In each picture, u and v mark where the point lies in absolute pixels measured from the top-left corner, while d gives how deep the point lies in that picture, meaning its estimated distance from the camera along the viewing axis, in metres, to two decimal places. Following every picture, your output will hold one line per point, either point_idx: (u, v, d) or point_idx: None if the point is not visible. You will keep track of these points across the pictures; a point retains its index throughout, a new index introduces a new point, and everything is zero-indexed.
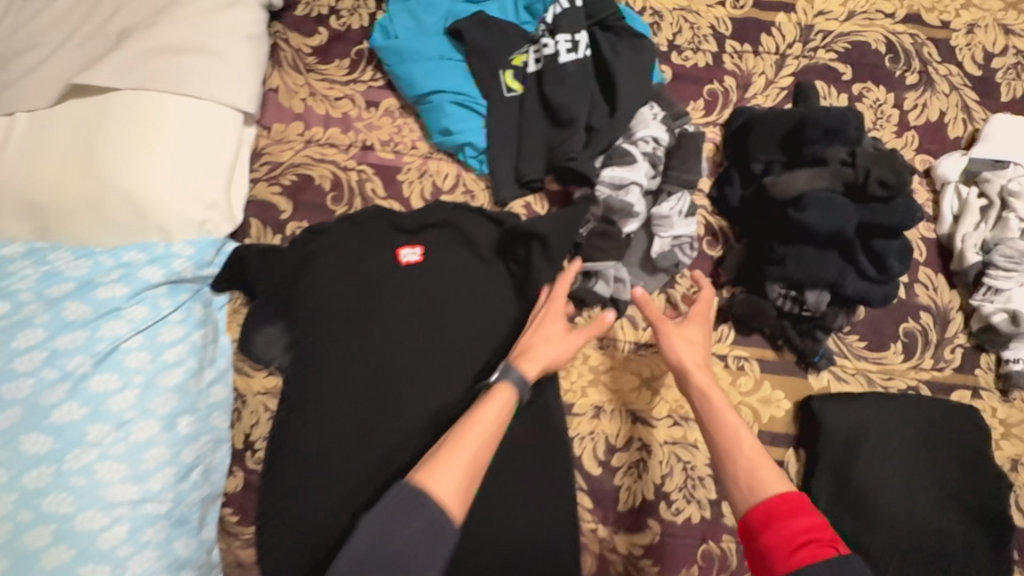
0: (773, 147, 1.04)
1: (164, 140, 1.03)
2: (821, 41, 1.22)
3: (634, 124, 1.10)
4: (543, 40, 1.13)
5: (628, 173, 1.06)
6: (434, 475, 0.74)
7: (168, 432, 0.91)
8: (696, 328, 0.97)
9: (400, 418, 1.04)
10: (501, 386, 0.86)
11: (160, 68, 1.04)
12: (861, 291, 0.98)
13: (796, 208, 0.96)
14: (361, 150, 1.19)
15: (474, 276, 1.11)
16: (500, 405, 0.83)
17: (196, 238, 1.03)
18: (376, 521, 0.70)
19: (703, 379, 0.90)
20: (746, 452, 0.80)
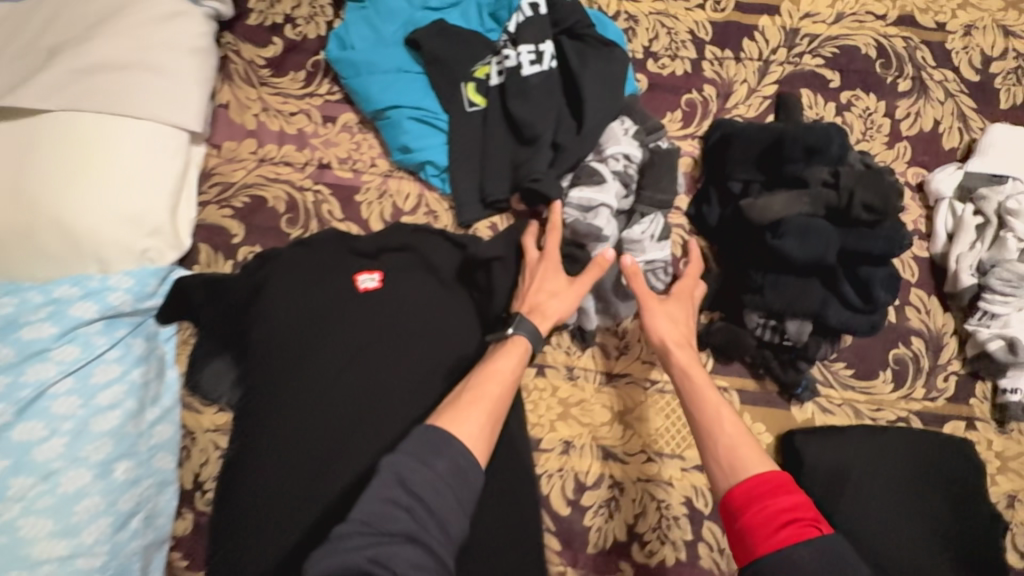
0: (751, 165, 0.96)
1: (99, 164, 0.96)
2: (807, 45, 1.15)
3: (604, 141, 1.03)
4: (504, 51, 1.06)
5: (596, 194, 0.99)
6: (459, 422, 0.76)
7: (102, 480, 0.87)
8: (680, 304, 0.93)
9: (345, 463, 0.90)
10: (514, 338, 0.89)
11: (94, 86, 0.97)
12: (845, 321, 0.91)
13: (774, 234, 0.90)
14: (317, 169, 1.12)
15: (436, 301, 1.02)
16: (516, 359, 0.87)
17: (136, 268, 0.97)
18: (402, 458, 0.70)
19: (685, 357, 0.87)
20: (728, 432, 0.77)
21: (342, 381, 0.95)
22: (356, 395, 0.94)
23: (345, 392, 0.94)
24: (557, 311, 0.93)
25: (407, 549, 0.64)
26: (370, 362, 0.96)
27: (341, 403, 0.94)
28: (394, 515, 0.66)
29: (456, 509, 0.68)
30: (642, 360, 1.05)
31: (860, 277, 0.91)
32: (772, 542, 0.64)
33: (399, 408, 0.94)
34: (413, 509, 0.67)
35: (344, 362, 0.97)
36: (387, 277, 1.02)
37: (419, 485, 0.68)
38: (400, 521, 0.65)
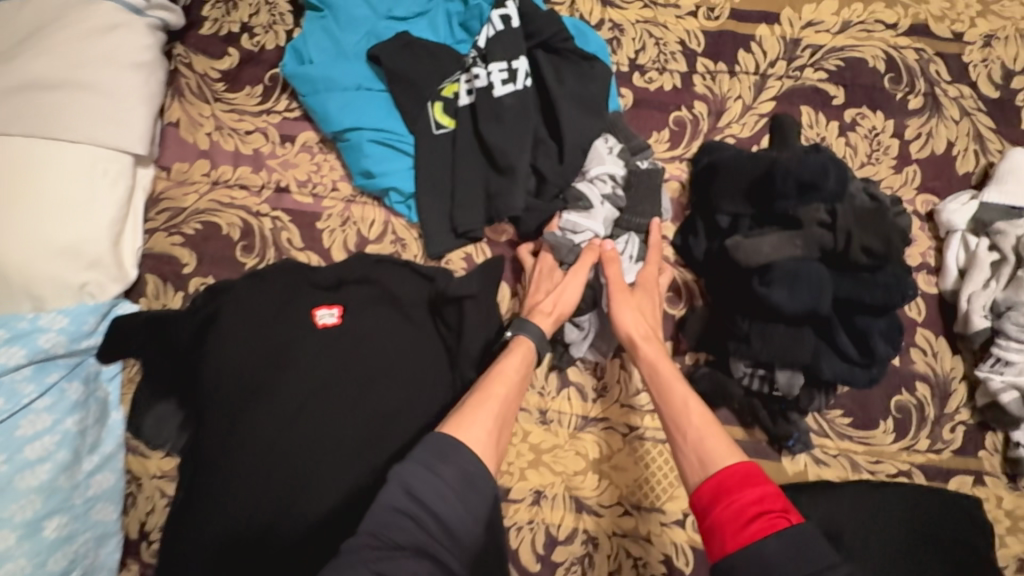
0: (740, 200, 0.87)
1: (29, 193, 0.89)
2: (809, 58, 1.05)
3: (586, 161, 0.96)
4: (475, 69, 0.97)
5: (583, 219, 0.92)
6: (465, 425, 0.69)
7: (29, 541, 0.80)
8: (647, 296, 0.87)
9: (299, 513, 0.85)
10: (519, 339, 0.83)
11: (24, 107, 0.90)
12: (841, 374, 0.84)
13: (762, 279, 0.82)
14: (275, 193, 1.04)
15: (399, 338, 0.94)
16: (521, 357, 0.80)
17: (73, 306, 0.91)
18: (411, 465, 0.63)
19: (651, 350, 0.80)
20: (697, 425, 0.69)
21: (295, 428, 0.88)
22: (311, 440, 0.88)
23: (298, 439, 0.88)
24: (562, 304, 0.87)
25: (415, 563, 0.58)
26: (326, 404, 0.89)
27: (296, 450, 0.87)
28: (402, 526, 0.59)
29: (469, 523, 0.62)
30: (621, 404, 0.96)
31: (860, 328, 0.84)
32: (740, 538, 0.59)
33: (356, 456, 0.88)
34: (421, 520, 0.60)
35: (296, 408, 0.89)
36: (347, 311, 0.95)
37: (428, 492, 0.61)
38: (410, 532, 0.59)
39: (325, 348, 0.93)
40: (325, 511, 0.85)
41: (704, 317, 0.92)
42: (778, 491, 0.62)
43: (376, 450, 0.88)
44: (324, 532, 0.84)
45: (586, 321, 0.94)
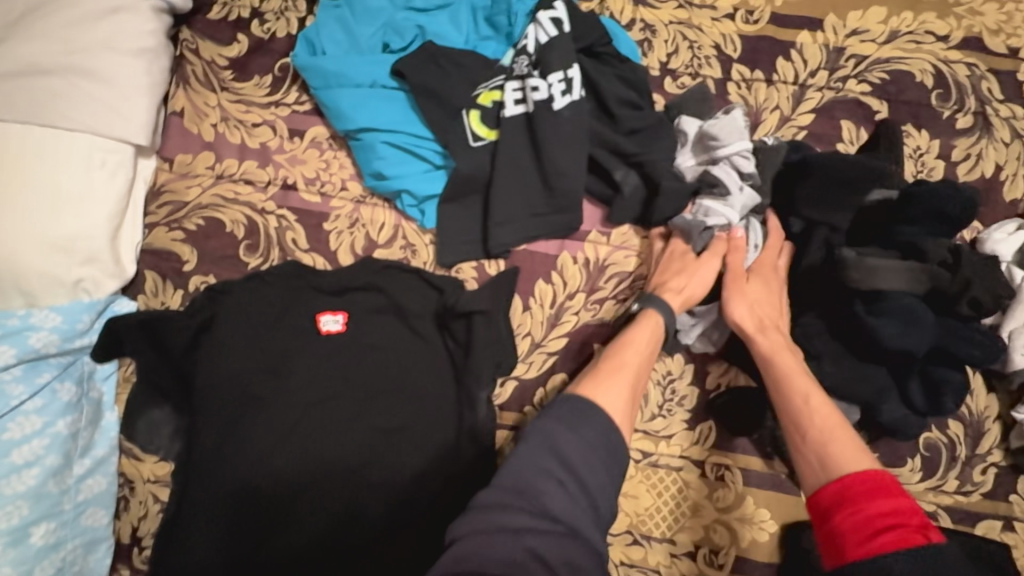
0: (842, 213, 0.84)
1: (22, 186, 0.85)
2: (852, 69, 0.98)
3: (723, 138, 0.87)
4: (530, 79, 0.90)
5: (719, 207, 0.87)
6: (598, 392, 0.70)
7: (16, 548, 0.78)
8: (763, 285, 0.85)
9: (292, 533, 0.84)
10: (649, 311, 0.83)
11: (20, 92, 0.86)
12: (897, 420, 0.83)
13: (870, 308, 0.80)
14: (281, 190, 0.99)
15: (406, 352, 0.90)
16: (649, 338, 0.81)
17: (68, 303, 0.87)
18: (555, 429, 0.64)
19: (769, 342, 0.80)
20: (825, 423, 0.72)
21: (297, 441, 0.86)
22: (308, 455, 0.86)
23: (293, 455, 0.86)
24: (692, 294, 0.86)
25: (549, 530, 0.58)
26: (326, 416, 0.88)
27: (298, 457, 0.86)
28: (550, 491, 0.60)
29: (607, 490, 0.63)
30: (636, 430, 0.91)
31: (929, 373, 0.82)
32: (867, 549, 0.58)
33: (356, 470, 0.86)
34: (564, 484, 0.61)
35: (294, 419, 0.87)
36: (353, 318, 0.91)
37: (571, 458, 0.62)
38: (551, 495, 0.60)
39: (330, 358, 0.90)
40: (319, 531, 0.84)
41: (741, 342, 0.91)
42: (914, 506, 0.61)
43: (377, 468, 0.86)
44: (319, 552, 0.84)
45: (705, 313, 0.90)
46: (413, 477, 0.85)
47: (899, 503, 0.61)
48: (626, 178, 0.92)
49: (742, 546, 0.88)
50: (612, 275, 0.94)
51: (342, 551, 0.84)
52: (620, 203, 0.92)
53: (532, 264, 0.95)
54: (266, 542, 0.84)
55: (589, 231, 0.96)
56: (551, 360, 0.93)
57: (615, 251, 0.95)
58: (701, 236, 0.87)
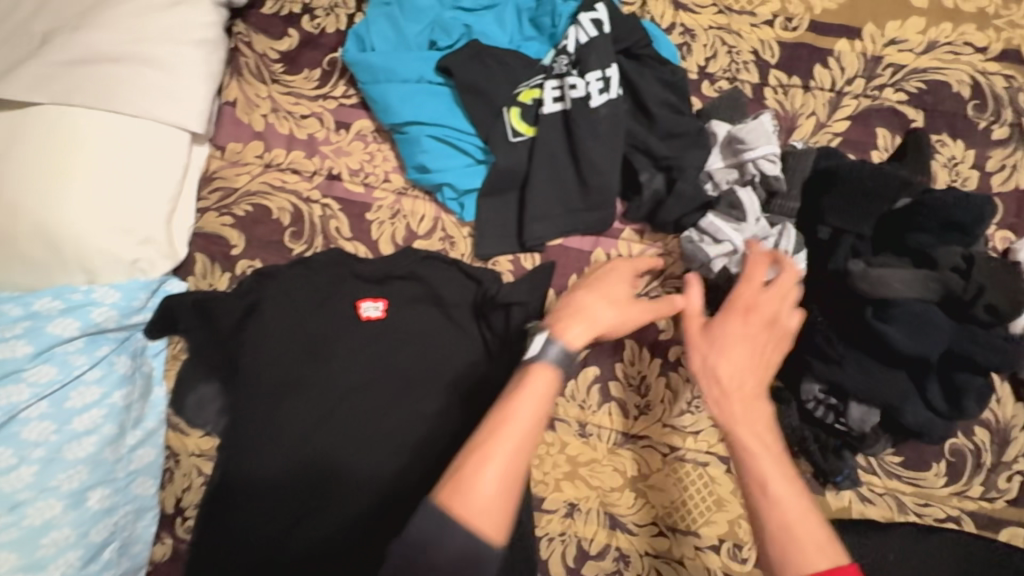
0: (864, 220, 0.82)
1: (87, 166, 0.89)
2: (889, 77, 1.00)
3: (751, 141, 0.86)
4: (568, 77, 0.92)
5: (728, 228, 0.86)
6: (463, 496, 0.59)
7: (73, 511, 0.81)
8: (738, 325, 0.70)
9: (320, 518, 0.87)
10: (538, 368, 0.67)
11: (89, 79, 0.90)
12: (921, 423, 0.80)
13: (879, 313, 0.78)
14: (326, 180, 1.03)
15: (442, 341, 0.93)
16: (540, 402, 0.65)
17: (125, 281, 0.90)
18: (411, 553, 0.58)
19: (733, 411, 0.66)
20: (786, 514, 0.61)
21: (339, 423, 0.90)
22: (344, 440, 0.89)
23: (329, 440, 0.89)
24: (603, 326, 0.73)
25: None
26: (365, 399, 0.91)
27: (340, 439, 0.89)
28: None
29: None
30: (664, 424, 0.94)
31: (948, 378, 0.80)
32: None
33: (388, 454, 0.89)
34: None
35: (332, 403, 0.90)
36: (392, 306, 0.94)
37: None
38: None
39: (372, 343, 0.93)
40: (345, 516, 0.87)
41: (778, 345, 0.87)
42: None
43: (410, 452, 0.89)
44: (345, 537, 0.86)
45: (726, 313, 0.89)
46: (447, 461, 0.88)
47: None
48: (651, 180, 0.92)
49: None
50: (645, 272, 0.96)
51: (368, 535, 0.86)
52: (637, 204, 0.94)
53: (566, 259, 0.98)
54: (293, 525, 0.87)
55: (621, 229, 0.98)
56: (583, 353, 0.95)
57: (647, 249, 0.96)
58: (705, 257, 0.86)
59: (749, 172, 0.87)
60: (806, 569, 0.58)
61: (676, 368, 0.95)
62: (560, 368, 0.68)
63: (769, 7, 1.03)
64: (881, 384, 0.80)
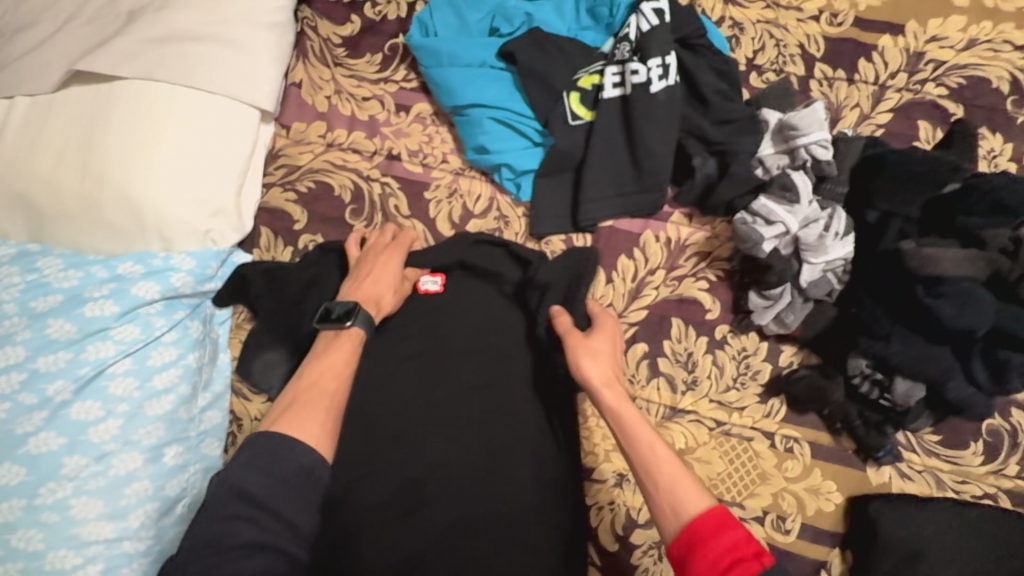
0: (912, 205, 0.86)
1: (167, 138, 0.93)
2: (931, 72, 1.04)
3: (804, 128, 0.89)
4: (629, 63, 0.96)
5: (780, 210, 0.89)
6: (293, 419, 0.68)
7: (153, 465, 0.83)
8: (606, 338, 0.79)
9: (361, 489, 0.75)
10: (347, 331, 0.80)
11: (170, 57, 0.95)
12: (964, 398, 0.84)
13: (930, 290, 0.82)
14: (386, 160, 1.05)
15: (501, 316, 0.92)
16: (347, 348, 0.78)
17: (198, 249, 0.94)
18: (243, 470, 0.63)
19: (611, 393, 0.72)
20: (661, 472, 0.63)
21: None
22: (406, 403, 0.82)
23: (388, 400, 0.82)
24: (385, 304, 0.88)
25: (257, 558, 0.59)
26: (419, 364, 0.85)
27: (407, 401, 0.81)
28: (235, 528, 0.60)
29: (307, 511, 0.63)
30: (710, 400, 0.96)
31: (991, 355, 0.82)
32: None
33: (443, 422, 0.80)
34: (261, 520, 0.61)
35: (388, 371, 0.85)
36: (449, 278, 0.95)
37: (265, 494, 0.61)
38: (261, 533, 0.60)
39: (424, 315, 0.90)
40: (386, 492, 0.74)
41: (828, 319, 0.92)
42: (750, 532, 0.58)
43: (457, 416, 0.81)
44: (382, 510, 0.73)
45: (777, 292, 0.91)
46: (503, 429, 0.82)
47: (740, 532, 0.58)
48: (704, 164, 0.96)
49: (808, 515, 0.92)
50: (692, 254, 0.99)
51: (411, 503, 0.73)
52: (690, 186, 0.98)
53: (615, 240, 1.00)
54: (336, 501, 0.75)
55: (671, 212, 1.01)
56: (629, 331, 0.98)
57: (695, 233, 1.00)
58: (759, 236, 0.89)
59: (801, 157, 0.91)
60: (688, 502, 0.60)
61: (722, 345, 0.98)
62: (367, 331, 0.82)
63: (815, 3, 1.07)
64: (927, 359, 0.83)
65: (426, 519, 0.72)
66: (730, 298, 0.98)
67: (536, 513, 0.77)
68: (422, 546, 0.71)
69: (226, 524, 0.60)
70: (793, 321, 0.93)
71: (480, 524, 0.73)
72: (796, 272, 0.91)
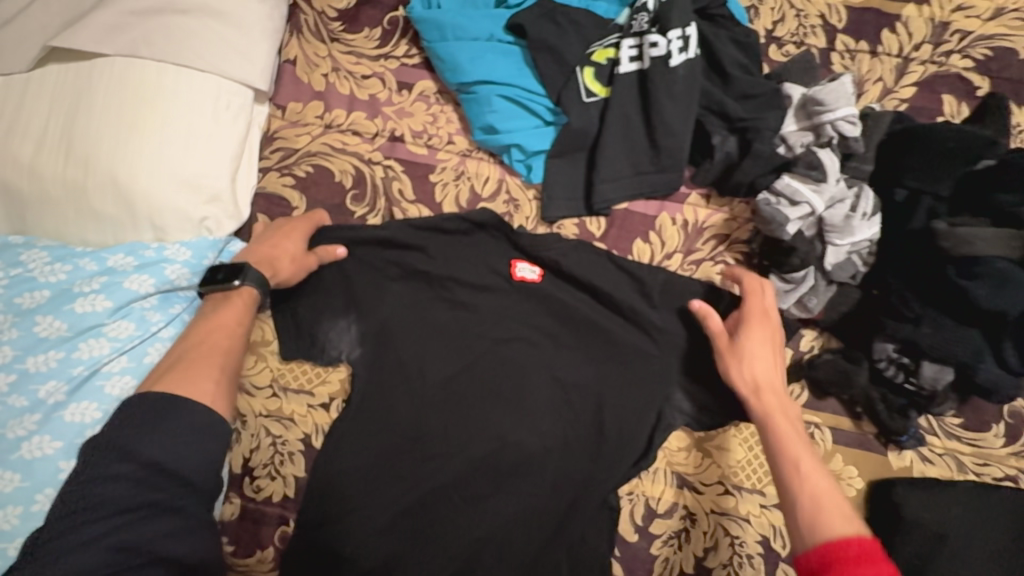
0: (944, 181, 0.84)
1: (157, 119, 0.87)
2: (956, 43, 0.99)
3: (831, 103, 0.86)
4: (649, 35, 0.92)
5: (805, 189, 0.86)
6: (173, 380, 0.70)
7: None
8: (758, 337, 0.82)
9: (395, 492, 0.84)
10: (237, 292, 0.80)
11: (157, 32, 0.89)
12: (995, 379, 0.81)
13: (963, 271, 0.80)
14: (388, 141, 1.00)
15: (537, 310, 0.91)
16: (235, 309, 0.79)
17: (193, 239, 0.87)
18: (126, 431, 0.66)
19: (759, 405, 0.78)
20: (806, 488, 0.69)
21: (406, 382, 0.88)
22: (453, 417, 0.87)
23: (425, 407, 0.87)
24: (282, 270, 0.84)
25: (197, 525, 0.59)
26: (455, 376, 0.88)
27: (443, 414, 0.87)
28: (122, 488, 0.63)
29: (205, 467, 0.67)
30: None
31: None
32: None
33: (473, 434, 0.86)
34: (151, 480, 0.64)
35: (423, 382, 0.88)
36: (485, 269, 0.91)
37: (169, 461, 0.65)
38: (152, 492, 0.64)
39: (455, 313, 0.90)
40: (418, 494, 0.84)
41: (852, 302, 0.90)
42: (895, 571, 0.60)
43: (486, 439, 0.86)
44: (415, 512, 0.84)
45: (801, 276, 0.88)
46: (519, 444, 0.86)
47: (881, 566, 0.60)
48: (724, 142, 0.92)
49: None
50: (709, 238, 0.95)
51: (442, 512, 0.84)
52: (709, 166, 0.93)
53: (630, 224, 0.96)
54: (366, 494, 0.84)
55: (687, 194, 0.96)
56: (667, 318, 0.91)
57: (713, 215, 0.96)
58: (785, 218, 0.85)
59: (827, 134, 0.87)
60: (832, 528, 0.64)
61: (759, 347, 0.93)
62: (259, 291, 0.80)
63: None
64: (955, 341, 0.81)
65: (462, 521, 0.83)
66: None
67: (547, 513, 0.85)
68: (465, 543, 0.83)
69: (105, 486, 0.63)
70: (817, 305, 0.90)
71: (513, 525, 0.84)
72: (820, 255, 0.88)
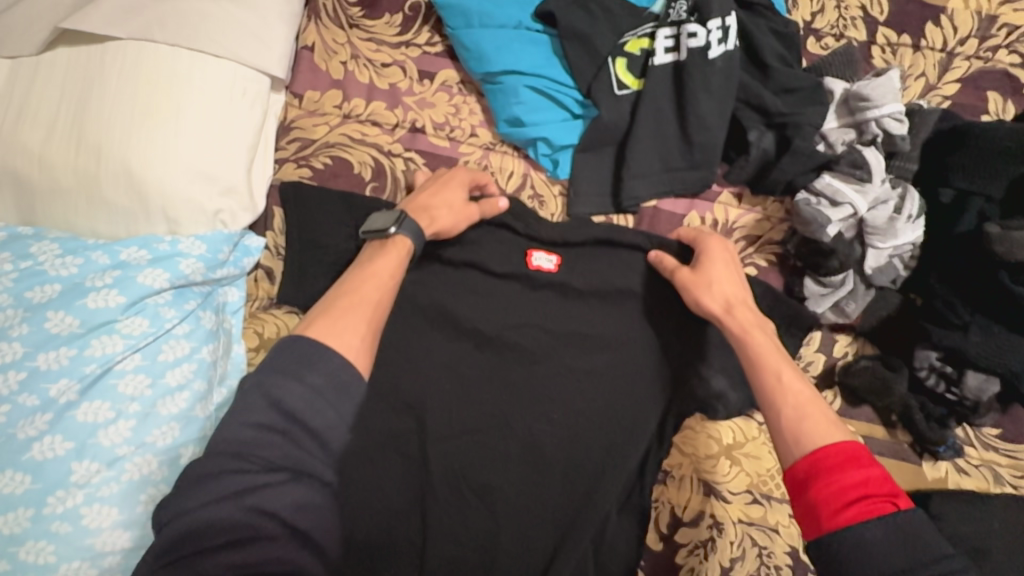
0: (996, 182, 0.81)
1: (168, 105, 0.84)
2: (1003, 38, 0.95)
3: (876, 98, 0.82)
4: (686, 25, 0.88)
5: (847, 189, 0.83)
6: (332, 329, 0.66)
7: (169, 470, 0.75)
8: (722, 265, 0.81)
9: (408, 490, 0.81)
10: (392, 240, 0.77)
11: (171, 16, 0.86)
12: None
13: (1013, 276, 0.79)
14: (409, 133, 0.96)
15: (561, 309, 0.87)
16: (393, 258, 0.76)
17: (207, 233, 0.85)
18: (270, 374, 0.62)
19: (737, 324, 0.76)
20: (786, 399, 0.68)
21: (423, 382, 0.84)
22: (470, 416, 0.84)
23: (442, 408, 0.84)
24: (439, 221, 0.82)
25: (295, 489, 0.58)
26: (474, 377, 0.85)
27: (460, 412, 0.84)
28: (268, 441, 0.58)
29: (339, 427, 0.61)
30: None
31: None
32: (839, 521, 0.59)
33: (491, 434, 0.84)
34: (292, 434, 0.60)
35: (441, 382, 0.84)
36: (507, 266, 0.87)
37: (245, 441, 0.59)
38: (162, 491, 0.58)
39: (475, 311, 0.87)
40: (431, 491, 0.81)
41: (891, 307, 0.87)
42: (884, 474, 0.61)
43: (503, 437, 0.84)
44: (426, 508, 0.81)
45: (838, 279, 0.85)
46: (538, 444, 0.83)
47: (870, 473, 0.61)
48: (760, 139, 0.88)
49: None
50: (741, 238, 0.91)
51: (456, 513, 0.81)
52: (743, 164, 0.89)
53: (658, 222, 0.92)
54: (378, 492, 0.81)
55: (719, 192, 0.92)
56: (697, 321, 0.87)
57: (745, 215, 0.92)
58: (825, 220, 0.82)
59: (871, 132, 0.84)
60: (815, 435, 0.64)
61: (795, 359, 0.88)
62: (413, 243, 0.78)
63: None
64: (1000, 351, 0.79)
65: (476, 522, 0.81)
66: (782, 285, 0.90)
67: (566, 515, 0.82)
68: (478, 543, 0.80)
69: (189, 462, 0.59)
70: (854, 309, 0.86)
71: (530, 526, 0.81)
72: (858, 258, 0.85)
